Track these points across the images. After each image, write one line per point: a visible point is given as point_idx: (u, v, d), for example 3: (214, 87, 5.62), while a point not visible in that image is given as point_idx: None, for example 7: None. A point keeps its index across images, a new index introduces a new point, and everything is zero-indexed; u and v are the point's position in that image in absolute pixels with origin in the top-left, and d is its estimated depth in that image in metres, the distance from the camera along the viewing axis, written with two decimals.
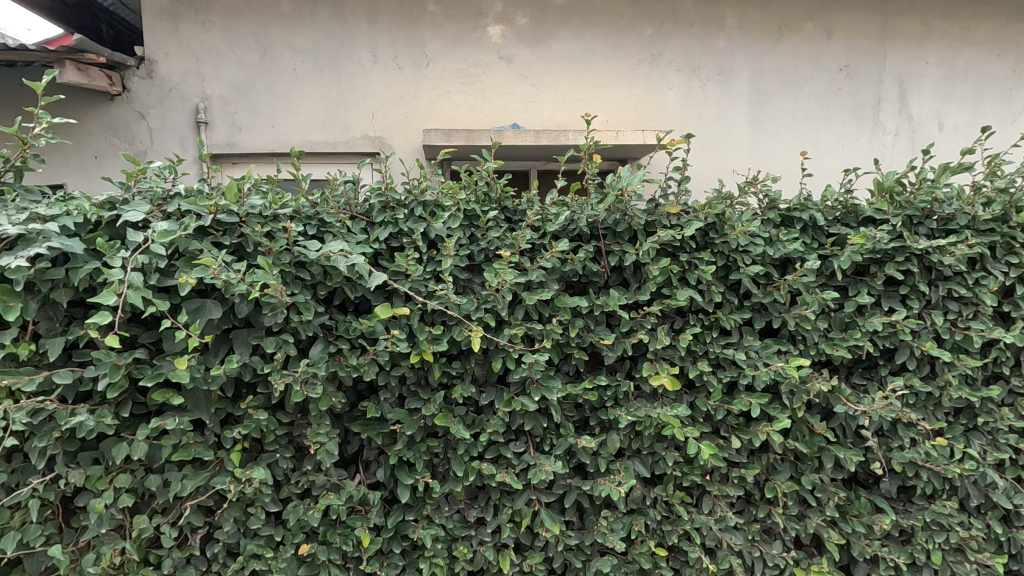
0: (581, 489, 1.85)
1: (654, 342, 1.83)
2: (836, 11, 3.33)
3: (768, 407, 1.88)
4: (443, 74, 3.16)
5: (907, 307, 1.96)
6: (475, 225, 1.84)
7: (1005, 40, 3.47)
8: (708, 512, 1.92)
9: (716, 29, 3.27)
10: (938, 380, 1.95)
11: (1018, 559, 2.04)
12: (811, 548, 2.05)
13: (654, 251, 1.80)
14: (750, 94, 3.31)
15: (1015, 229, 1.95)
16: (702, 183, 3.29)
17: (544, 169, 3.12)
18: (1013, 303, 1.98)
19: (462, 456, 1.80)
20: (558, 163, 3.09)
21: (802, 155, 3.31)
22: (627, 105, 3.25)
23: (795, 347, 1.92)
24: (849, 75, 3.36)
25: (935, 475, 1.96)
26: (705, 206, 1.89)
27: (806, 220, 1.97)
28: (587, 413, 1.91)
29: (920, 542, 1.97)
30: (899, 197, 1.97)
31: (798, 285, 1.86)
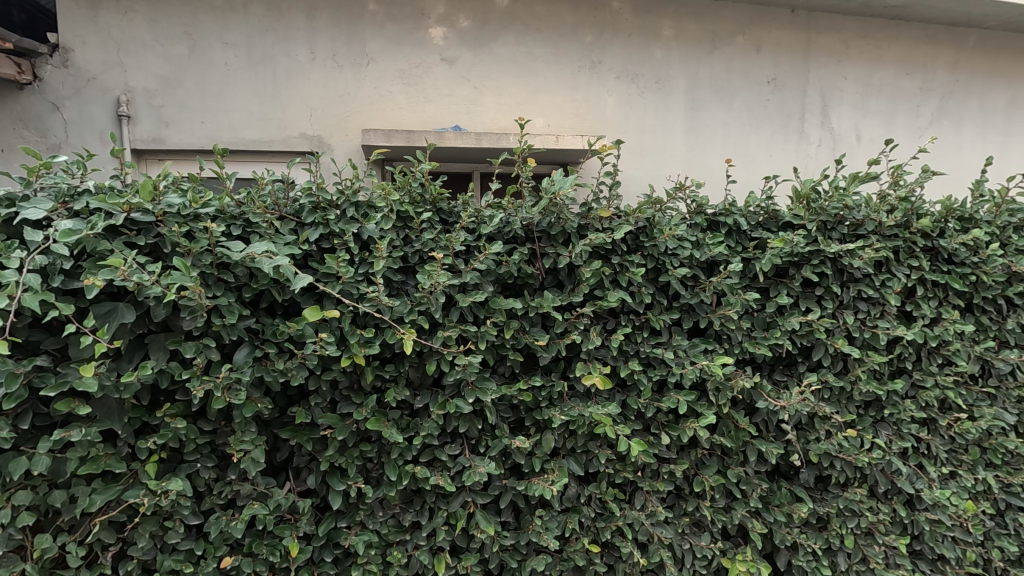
0: (516, 489, 1.87)
1: (586, 342, 1.88)
2: (764, 26, 3.50)
3: (694, 404, 1.96)
4: (384, 75, 3.12)
5: (821, 307, 2.08)
6: (409, 227, 1.83)
7: (915, 60, 3.74)
8: (640, 508, 1.98)
9: (653, 39, 3.37)
10: (850, 375, 2.08)
11: (921, 540, 2.21)
12: (737, 538, 2.14)
13: (586, 253, 1.84)
14: (686, 103, 3.44)
15: (915, 235, 2.11)
16: (635, 187, 3.39)
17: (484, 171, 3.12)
18: (915, 303, 2.14)
19: (396, 459, 1.78)
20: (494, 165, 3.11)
21: (728, 162, 3.47)
22: (568, 110, 3.31)
23: (720, 346, 2.01)
24: (776, 87, 3.55)
25: (848, 465, 2.09)
26: (635, 210, 1.95)
27: (730, 225, 2.06)
28: (523, 413, 1.92)
29: (835, 528, 2.11)
30: (815, 203, 2.09)
31: (723, 287, 1.95)
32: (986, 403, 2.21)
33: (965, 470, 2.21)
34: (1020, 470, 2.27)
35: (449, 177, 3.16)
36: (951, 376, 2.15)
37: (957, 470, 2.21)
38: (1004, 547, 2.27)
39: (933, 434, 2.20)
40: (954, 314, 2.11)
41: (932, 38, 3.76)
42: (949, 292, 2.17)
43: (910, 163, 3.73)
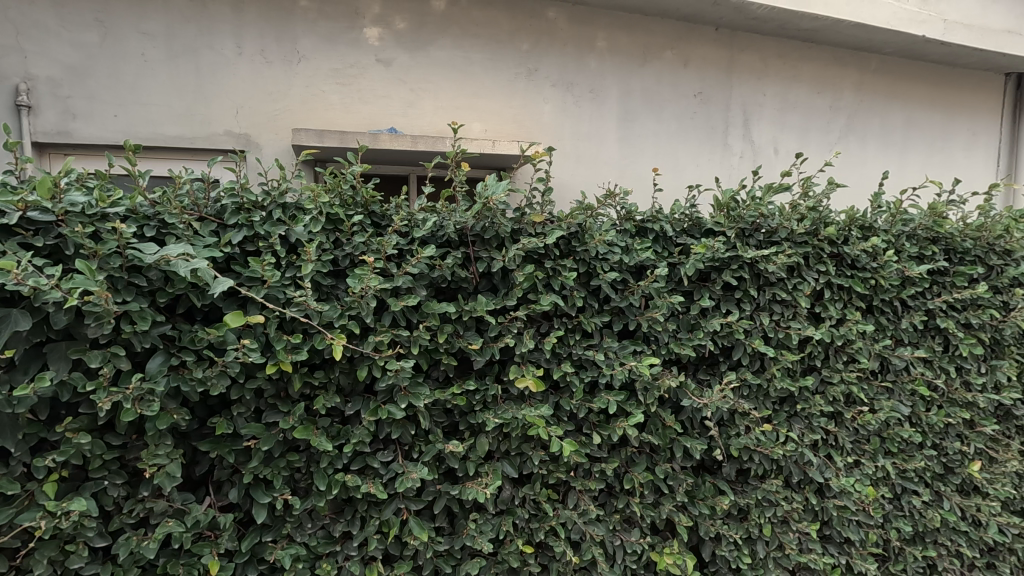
0: (450, 493, 1.86)
1: (520, 345, 1.90)
2: (692, 42, 3.67)
3: (624, 404, 2.03)
4: (316, 73, 3.03)
5: (740, 309, 2.20)
6: (339, 230, 1.79)
7: (826, 80, 4.04)
8: (573, 506, 2.02)
9: (588, 50, 3.46)
10: (766, 373, 2.21)
11: (830, 525, 2.39)
12: (666, 532, 2.22)
13: (519, 258, 1.87)
14: (619, 112, 3.56)
15: (823, 242, 2.28)
16: (568, 194, 3.47)
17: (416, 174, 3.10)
18: (823, 305, 2.31)
19: (326, 468, 1.73)
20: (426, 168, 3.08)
21: (656, 171, 3.62)
22: (505, 116, 3.34)
23: (649, 347, 2.09)
24: (702, 100, 3.73)
25: (765, 458, 2.22)
26: (568, 216, 1.99)
27: (657, 231, 2.14)
28: (457, 418, 1.92)
29: (754, 518, 2.23)
30: (734, 211, 2.23)
31: (650, 290, 2.03)
32: (884, 396, 2.42)
33: (867, 458, 2.40)
34: (913, 456, 2.49)
35: (382, 179, 3.11)
36: (855, 371, 2.33)
37: (860, 459, 2.40)
38: (900, 527, 2.49)
39: (839, 426, 2.38)
40: (856, 315, 2.30)
41: (840, 61, 4.07)
42: (852, 294, 2.36)
43: (818, 176, 4.03)
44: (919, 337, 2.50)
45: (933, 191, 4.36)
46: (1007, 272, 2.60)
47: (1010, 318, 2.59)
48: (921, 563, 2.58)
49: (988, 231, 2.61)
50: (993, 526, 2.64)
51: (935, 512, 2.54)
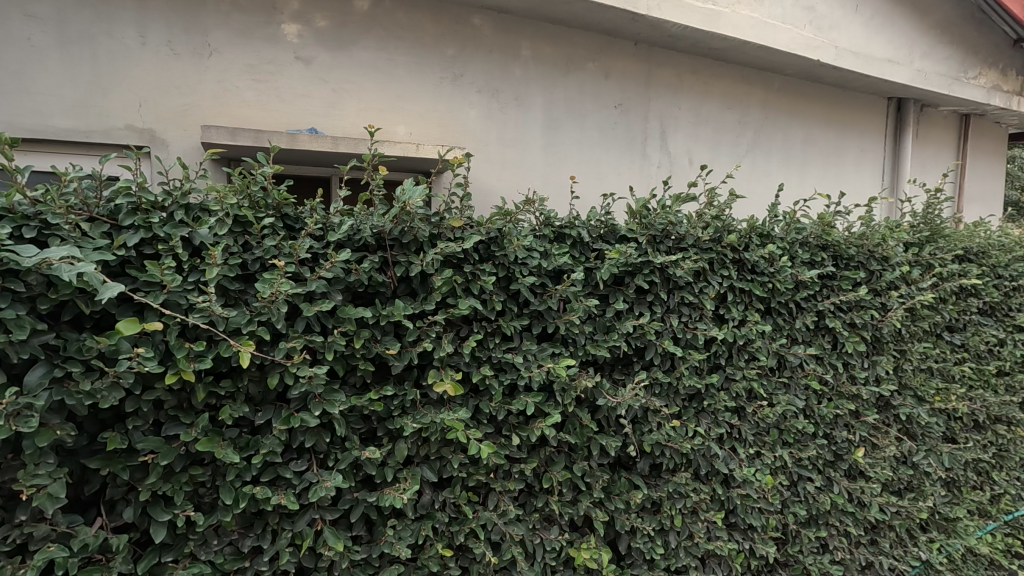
0: (368, 501, 1.84)
1: (438, 349, 1.91)
2: (612, 55, 3.82)
3: (542, 405, 2.08)
4: (229, 68, 2.90)
5: (652, 311, 2.32)
6: (248, 232, 1.72)
7: (735, 97, 4.33)
8: (493, 508, 2.05)
9: (513, 58, 3.51)
10: (676, 371, 2.34)
11: (735, 512, 2.56)
12: (584, 528, 2.29)
13: (437, 262, 1.88)
14: (542, 120, 3.64)
15: (726, 248, 2.44)
16: (488, 198, 3.49)
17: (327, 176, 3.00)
18: (726, 307, 2.47)
19: (233, 481, 1.66)
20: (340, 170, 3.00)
21: (573, 178, 3.71)
22: (430, 120, 3.34)
23: (567, 349, 2.15)
24: (622, 112, 3.90)
25: (676, 452, 2.35)
26: (487, 221, 2.03)
27: (575, 236, 2.22)
28: (375, 424, 1.90)
29: (666, 510, 2.35)
30: (646, 218, 2.34)
31: (567, 294, 2.10)
32: (782, 391, 2.62)
33: (767, 449, 2.59)
34: (807, 445, 2.72)
35: (296, 180, 3.01)
36: (755, 368, 2.51)
37: (761, 450, 2.59)
38: (796, 511, 2.70)
39: (742, 420, 2.56)
40: (756, 317, 2.48)
41: (747, 80, 4.37)
42: (752, 297, 2.54)
43: (722, 187, 4.30)
44: (811, 336, 2.73)
45: (823, 204, 4.77)
46: (885, 276, 2.89)
47: (888, 318, 2.88)
48: (815, 544, 2.81)
49: (868, 239, 2.90)
50: (875, 506, 2.92)
51: (825, 496, 2.78)
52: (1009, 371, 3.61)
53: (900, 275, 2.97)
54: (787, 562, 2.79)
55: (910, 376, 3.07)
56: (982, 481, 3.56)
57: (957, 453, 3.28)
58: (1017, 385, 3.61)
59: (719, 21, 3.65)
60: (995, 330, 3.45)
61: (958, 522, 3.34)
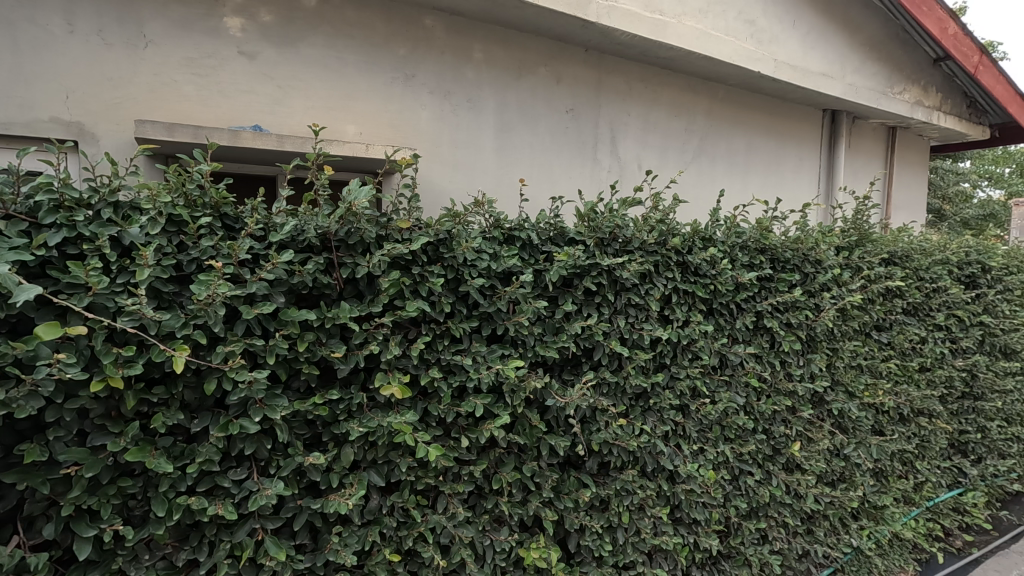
0: (312, 508, 1.80)
1: (386, 352, 1.89)
2: (564, 60, 3.87)
3: (491, 406, 2.09)
4: (167, 61, 2.78)
5: (600, 312, 2.37)
6: (184, 232, 1.66)
7: (682, 104, 4.47)
8: (442, 511, 2.03)
9: (465, 60, 3.50)
10: (623, 371, 2.40)
11: (680, 508, 2.64)
12: (534, 528, 2.31)
13: (384, 263, 1.86)
14: (494, 122, 3.66)
15: (671, 251, 2.52)
16: (437, 200, 3.47)
17: (269, 174, 2.91)
18: (671, 308, 2.55)
19: (166, 492, 1.59)
20: (283, 169, 2.92)
21: (522, 181, 3.74)
22: (380, 120, 3.29)
23: (516, 350, 2.17)
24: (573, 116, 3.96)
25: (623, 450, 2.40)
26: (435, 223, 2.03)
27: (524, 238, 2.23)
28: (320, 429, 1.86)
29: (614, 507, 2.40)
30: (594, 221, 2.39)
31: (516, 295, 2.11)
32: (723, 388, 2.72)
33: (710, 445, 2.68)
34: (747, 441, 2.83)
35: (237, 179, 2.90)
36: (698, 367, 2.61)
37: (705, 446, 2.68)
38: (737, 504, 2.81)
39: (687, 418, 2.64)
40: (698, 318, 2.57)
41: (693, 88, 4.52)
42: (696, 298, 2.64)
43: (666, 191, 4.43)
44: (751, 336, 2.85)
45: (761, 209, 4.98)
46: (818, 278, 3.05)
47: (821, 318, 3.04)
48: (756, 535, 2.92)
49: (803, 243, 3.05)
50: (810, 497, 3.07)
51: (765, 489, 2.90)
52: (930, 367, 3.87)
53: (832, 277, 3.14)
54: (730, 554, 2.89)
55: (842, 372, 3.24)
56: (906, 470, 3.80)
57: (884, 444, 3.49)
58: (937, 380, 3.88)
59: (666, 31, 3.76)
60: (916, 329, 3.70)
61: (885, 509, 3.55)
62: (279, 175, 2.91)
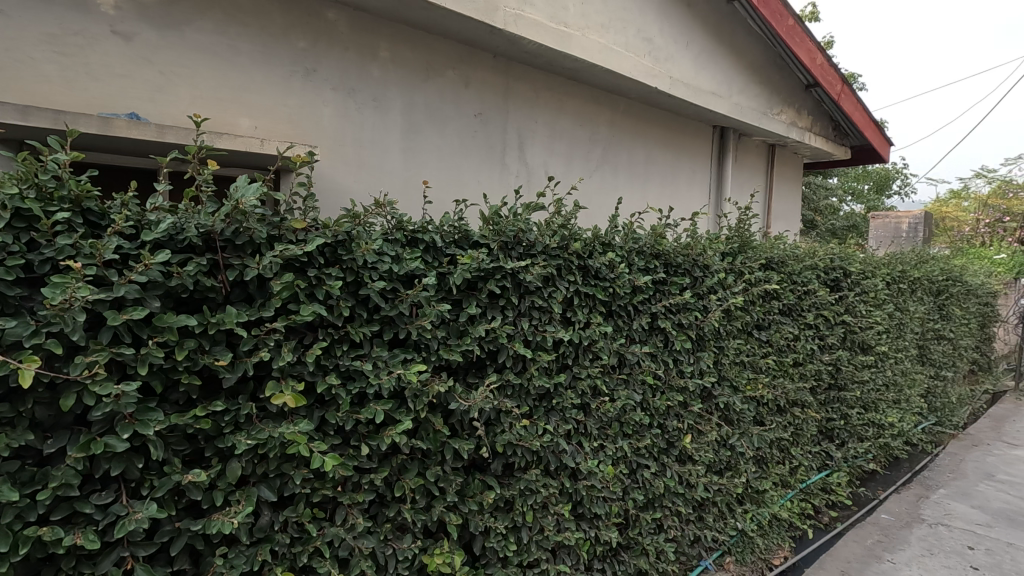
0: (192, 530, 1.66)
1: (277, 358, 1.79)
2: (472, 65, 3.88)
3: (393, 412, 2.04)
4: (22, 36, 2.46)
5: (504, 315, 2.40)
6: (36, 229, 1.47)
7: (586, 114, 4.65)
8: (341, 523, 1.95)
9: (370, 57, 3.41)
10: (526, 372, 2.44)
11: (582, 504, 2.73)
12: (439, 534, 2.28)
13: (276, 265, 1.77)
14: (401, 122, 3.59)
15: (572, 255, 2.61)
16: (337, 199, 3.32)
17: (143, 167, 2.67)
18: (573, 310, 2.63)
19: (11, 524, 1.40)
20: (159, 161, 2.69)
21: (427, 183, 3.70)
22: (278, 114, 3.12)
23: (420, 354, 2.14)
24: (482, 121, 3.99)
25: (528, 451, 2.44)
26: (333, 224, 1.95)
27: (427, 241, 2.21)
28: (202, 443, 1.72)
29: (518, 507, 2.44)
30: (498, 225, 2.42)
31: (419, 299, 2.08)
32: (622, 386, 2.86)
33: (609, 441, 2.81)
34: (644, 436, 2.99)
35: (105, 171, 2.63)
36: (598, 366, 2.72)
37: (605, 442, 2.80)
38: (635, 496, 2.95)
39: (588, 416, 2.74)
40: (598, 319, 2.69)
41: (597, 100, 4.71)
42: (596, 301, 2.74)
43: (566, 197, 4.58)
44: (647, 336, 3.02)
45: (655, 216, 5.29)
46: (705, 282, 3.29)
47: (708, 318, 3.28)
48: (652, 525, 3.09)
49: (692, 249, 3.28)
50: (700, 486, 3.29)
51: (659, 481, 3.08)
52: (802, 362, 4.30)
53: (718, 281, 3.40)
54: (629, 546, 3.03)
55: (727, 368, 3.52)
56: (783, 456, 4.18)
57: (764, 434, 3.82)
58: (808, 373, 4.31)
59: (571, 44, 3.90)
60: (791, 327, 4.09)
61: (766, 493, 3.89)
62: (156, 168, 2.68)
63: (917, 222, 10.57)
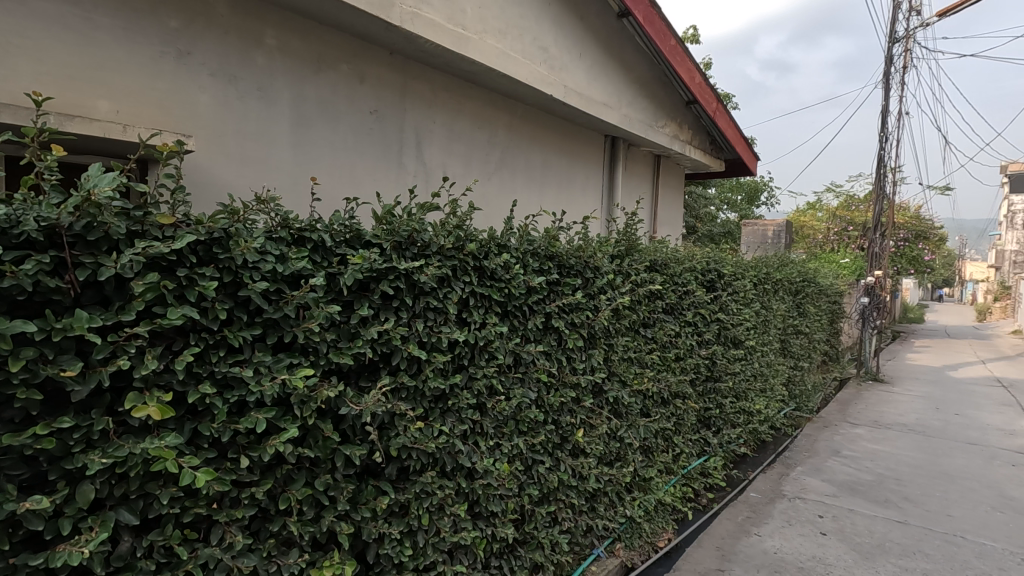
0: (31, 565, 1.46)
1: (139, 367, 1.62)
2: (367, 60, 3.77)
3: (277, 420, 1.93)
4: None
5: (398, 316, 2.36)
6: None
7: (485, 117, 4.70)
8: (216, 543, 1.81)
9: (254, 44, 3.20)
10: (421, 374, 2.42)
11: (479, 503, 2.75)
12: (329, 545, 2.19)
13: (138, 264, 1.60)
14: (289, 115, 3.40)
15: (468, 256, 2.62)
16: (213, 192, 3.07)
17: None
18: (469, 310, 2.65)
19: None
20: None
21: (317, 179, 3.54)
22: (145, 99, 2.82)
23: (307, 358, 2.04)
24: (377, 118, 3.89)
25: (423, 453, 2.42)
26: (207, 220, 1.81)
27: (316, 240, 2.11)
28: (44, 466, 1.51)
29: (414, 511, 2.40)
30: (392, 225, 2.37)
31: (306, 301, 1.98)
32: (517, 385, 2.91)
33: (505, 439, 2.86)
34: (539, 432, 3.08)
35: None
36: (493, 366, 2.75)
37: (501, 440, 2.85)
38: (530, 492, 3.02)
39: (484, 415, 2.77)
40: (493, 319, 2.72)
41: (495, 104, 4.78)
42: (491, 301, 2.78)
43: (462, 198, 4.58)
44: (541, 335, 3.11)
45: (549, 219, 5.47)
46: (596, 283, 3.46)
47: (598, 317, 3.45)
48: (547, 518, 3.19)
49: (584, 251, 3.42)
50: (592, 477, 3.46)
51: (553, 475, 3.18)
52: (683, 357, 4.65)
53: (607, 281, 3.59)
54: (525, 540, 3.09)
55: (617, 364, 3.72)
56: (667, 445, 4.50)
57: (649, 424, 4.09)
58: (688, 367, 4.68)
59: (468, 47, 3.92)
60: (673, 324, 4.41)
61: (652, 480, 4.15)
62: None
63: (779, 230, 11.85)
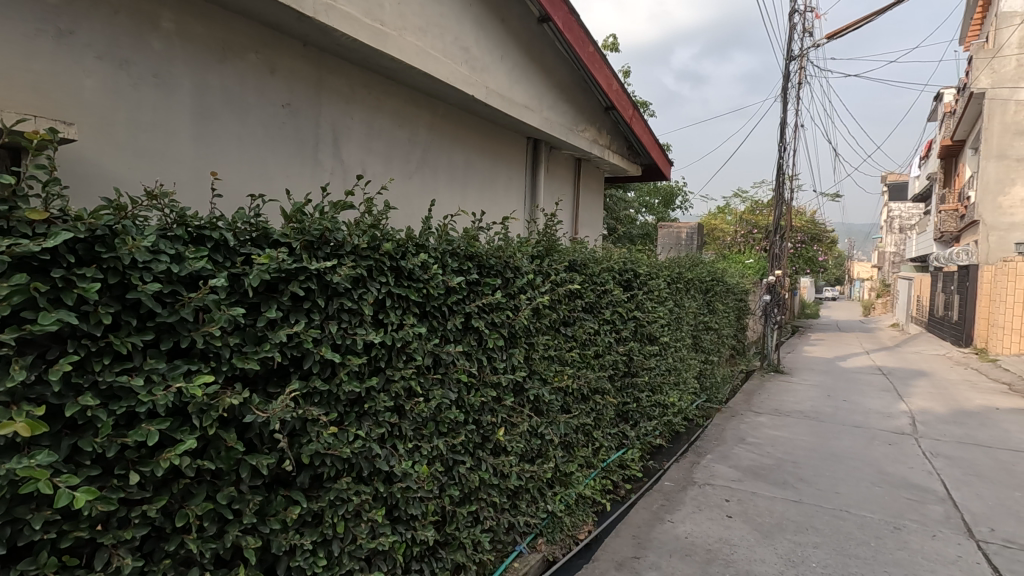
0: None
1: (4, 379, 1.46)
2: (278, 50, 3.60)
3: (172, 431, 1.80)
4: None
5: (309, 318, 2.26)
6: None
7: (406, 115, 4.62)
8: (101, 568, 1.66)
9: (149, 27, 2.96)
10: (335, 378, 2.34)
11: (397, 507, 2.71)
12: (233, 561, 2.07)
13: (2, 264, 1.44)
14: (190, 105, 3.18)
15: (383, 255, 2.57)
16: (99, 186, 2.81)
17: None
18: (385, 311, 2.60)
19: None
20: None
21: (220, 174, 3.33)
22: (17, 80, 2.53)
23: (206, 365, 1.92)
24: (290, 112, 3.72)
25: (337, 459, 2.34)
26: (88, 216, 1.66)
27: (216, 239, 1.99)
28: None
29: (328, 519, 2.32)
30: (303, 223, 2.28)
31: (205, 303, 1.85)
32: (437, 386, 2.90)
33: (424, 440, 2.83)
34: (459, 432, 3.07)
35: None
36: (412, 367, 2.72)
37: (420, 442, 2.81)
38: (451, 493, 3.01)
39: (402, 417, 2.72)
40: (411, 319, 2.69)
41: (417, 102, 4.72)
42: (409, 302, 2.74)
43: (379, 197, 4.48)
44: (461, 335, 3.11)
45: (470, 220, 5.47)
46: (516, 282, 3.50)
47: (518, 316, 3.49)
48: (469, 518, 3.19)
49: (505, 251, 3.45)
50: (513, 475, 3.49)
51: (474, 474, 3.18)
52: (602, 353, 4.81)
53: (527, 281, 3.64)
54: (446, 542, 3.07)
55: (537, 362, 3.78)
56: (587, 439, 4.63)
57: (569, 420, 4.19)
58: (606, 363, 4.84)
59: (386, 42, 3.84)
60: (592, 322, 4.55)
61: (572, 474, 4.26)
62: None
63: (692, 232, 12.56)
